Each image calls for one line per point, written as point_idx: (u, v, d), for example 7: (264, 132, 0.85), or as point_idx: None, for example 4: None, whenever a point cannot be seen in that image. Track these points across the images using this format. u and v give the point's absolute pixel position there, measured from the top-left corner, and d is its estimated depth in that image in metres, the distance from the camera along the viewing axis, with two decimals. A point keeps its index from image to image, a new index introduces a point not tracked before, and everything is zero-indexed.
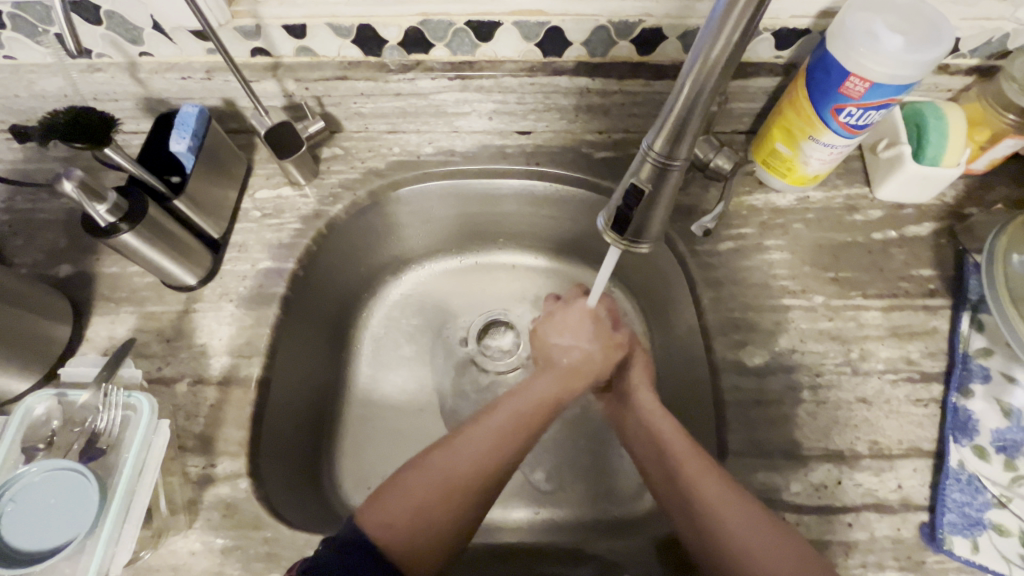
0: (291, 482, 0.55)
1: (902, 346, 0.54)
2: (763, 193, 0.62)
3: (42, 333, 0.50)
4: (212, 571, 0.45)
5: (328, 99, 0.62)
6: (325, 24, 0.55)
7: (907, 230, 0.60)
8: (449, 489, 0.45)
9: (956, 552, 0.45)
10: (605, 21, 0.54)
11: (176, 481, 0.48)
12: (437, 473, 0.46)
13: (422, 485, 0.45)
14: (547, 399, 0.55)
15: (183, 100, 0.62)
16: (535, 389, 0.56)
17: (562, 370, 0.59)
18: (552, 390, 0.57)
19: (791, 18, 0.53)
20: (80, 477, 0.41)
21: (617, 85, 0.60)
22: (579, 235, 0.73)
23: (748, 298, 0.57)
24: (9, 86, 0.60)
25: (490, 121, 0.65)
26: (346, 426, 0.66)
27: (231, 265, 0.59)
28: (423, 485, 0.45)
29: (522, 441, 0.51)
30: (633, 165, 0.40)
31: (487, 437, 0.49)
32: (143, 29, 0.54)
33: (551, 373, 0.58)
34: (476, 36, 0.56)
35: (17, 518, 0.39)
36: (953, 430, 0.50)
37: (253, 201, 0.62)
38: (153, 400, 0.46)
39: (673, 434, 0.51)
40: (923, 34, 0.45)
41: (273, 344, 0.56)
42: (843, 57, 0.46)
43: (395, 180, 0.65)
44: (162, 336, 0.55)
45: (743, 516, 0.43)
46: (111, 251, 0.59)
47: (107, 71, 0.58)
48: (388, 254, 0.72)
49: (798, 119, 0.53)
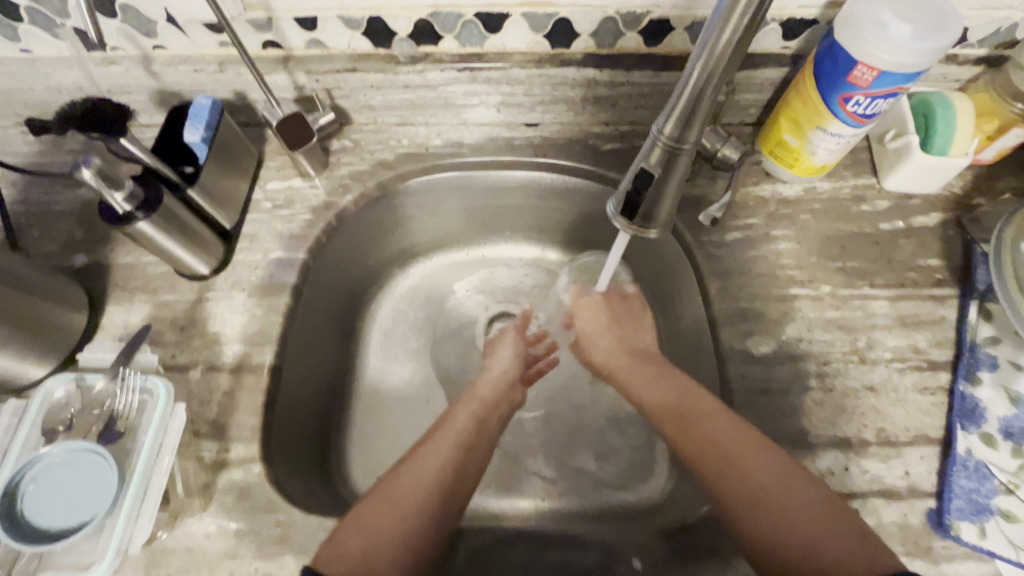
0: (302, 469, 0.56)
1: (909, 335, 0.54)
2: (770, 184, 0.63)
3: (59, 321, 0.51)
4: (226, 553, 0.46)
5: (338, 92, 0.63)
6: (337, 16, 0.55)
7: (914, 220, 0.60)
8: (412, 502, 0.45)
9: (963, 538, 0.45)
10: (613, 12, 0.55)
11: (191, 465, 0.48)
12: (408, 491, 0.46)
13: (386, 511, 0.44)
14: (477, 420, 0.55)
15: (196, 93, 0.63)
16: (469, 407, 0.57)
17: (482, 394, 0.59)
18: (472, 415, 0.56)
19: (798, 9, 0.54)
20: (99, 459, 0.42)
21: (624, 77, 0.61)
22: (586, 227, 0.73)
23: (755, 287, 0.57)
24: (25, 79, 0.61)
25: (498, 113, 0.65)
26: (355, 416, 0.67)
27: (243, 255, 0.60)
28: (385, 505, 0.44)
29: (478, 437, 0.54)
30: (642, 150, 0.41)
31: (449, 443, 0.51)
32: (157, 22, 0.55)
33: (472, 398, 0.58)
34: (485, 28, 0.57)
35: (38, 498, 0.40)
36: (961, 417, 0.50)
37: (265, 192, 0.63)
38: (168, 385, 0.47)
39: (697, 422, 0.49)
40: (930, 22, 0.45)
41: (285, 332, 0.56)
42: (850, 45, 0.47)
43: (404, 172, 0.65)
44: (176, 324, 0.55)
45: (796, 496, 0.41)
46: (125, 242, 0.60)
47: (121, 64, 0.59)
48: (396, 247, 0.73)
49: (805, 109, 0.53)
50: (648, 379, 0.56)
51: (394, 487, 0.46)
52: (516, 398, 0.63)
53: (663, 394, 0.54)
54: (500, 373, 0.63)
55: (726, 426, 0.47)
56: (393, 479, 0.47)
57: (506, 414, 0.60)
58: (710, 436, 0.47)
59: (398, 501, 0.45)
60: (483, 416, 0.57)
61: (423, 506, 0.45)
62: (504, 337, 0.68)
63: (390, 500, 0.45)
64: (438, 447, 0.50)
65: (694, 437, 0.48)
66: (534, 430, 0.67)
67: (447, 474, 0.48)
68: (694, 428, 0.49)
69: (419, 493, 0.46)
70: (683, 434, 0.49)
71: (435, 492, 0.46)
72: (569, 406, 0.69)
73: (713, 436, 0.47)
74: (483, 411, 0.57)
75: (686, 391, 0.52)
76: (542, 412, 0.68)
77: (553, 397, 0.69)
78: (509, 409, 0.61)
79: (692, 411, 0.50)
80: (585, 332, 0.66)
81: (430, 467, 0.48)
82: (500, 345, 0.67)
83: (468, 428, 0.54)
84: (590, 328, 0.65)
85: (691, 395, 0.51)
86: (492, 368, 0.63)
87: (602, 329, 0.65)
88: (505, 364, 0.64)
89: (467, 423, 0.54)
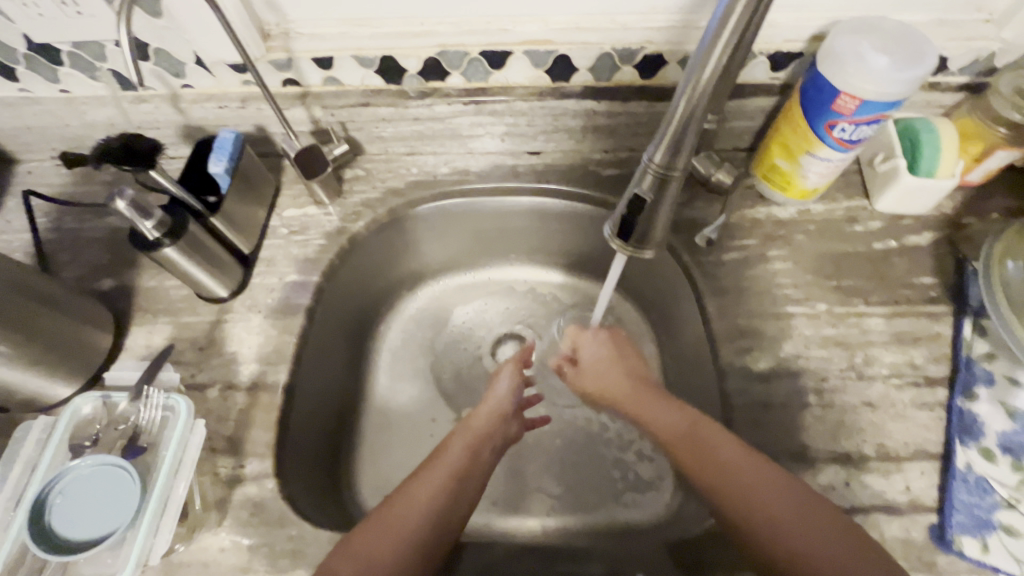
0: (313, 486, 0.57)
1: (905, 351, 0.55)
2: (764, 206, 0.65)
3: (88, 341, 0.54)
4: (240, 567, 0.47)
5: (351, 125, 0.67)
6: (351, 56, 0.59)
7: (907, 240, 0.62)
8: (404, 534, 0.46)
9: (966, 552, 0.46)
10: (609, 49, 0.59)
11: (207, 480, 0.50)
12: (400, 521, 0.47)
13: (379, 538, 0.45)
14: (468, 452, 0.56)
15: (219, 127, 0.67)
16: (462, 438, 0.57)
17: (475, 425, 0.59)
18: (466, 446, 0.56)
19: (784, 43, 0.57)
20: (123, 472, 0.44)
21: (621, 107, 0.64)
22: (588, 249, 0.75)
23: (752, 305, 0.59)
24: (63, 117, 0.66)
25: (502, 142, 0.69)
26: (363, 435, 0.68)
27: (261, 278, 0.62)
28: (380, 532, 0.46)
29: (474, 470, 0.55)
30: (636, 177, 0.43)
31: (440, 477, 0.52)
32: (186, 64, 0.60)
33: (465, 429, 0.59)
34: (489, 64, 0.61)
35: (65, 509, 0.42)
36: (959, 432, 0.51)
37: (281, 219, 0.66)
38: (189, 401, 0.50)
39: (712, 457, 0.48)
40: (907, 55, 0.48)
41: (299, 352, 0.59)
42: (833, 76, 0.49)
43: (413, 199, 0.68)
44: (196, 344, 0.58)
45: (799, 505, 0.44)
46: (150, 266, 0.63)
47: (152, 102, 0.64)
48: (405, 270, 0.76)
49: (794, 135, 0.56)
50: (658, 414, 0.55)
51: (389, 516, 0.47)
52: (511, 430, 0.63)
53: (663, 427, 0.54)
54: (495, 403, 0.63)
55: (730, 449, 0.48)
56: (390, 510, 0.48)
57: (501, 445, 0.60)
58: (716, 460, 0.48)
59: (394, 531, 0.46)
60: (475, 447, 0.57)
61: (417, 535, 0.47)
62: (503, 369, 0.67)
63: (385, 530, 0.46)
64: (430, 481, 0.51)
65: (705, 459, 0.48)
66: (539, 449, 0.68)
67: (440, 504, 0.50)
68: (704, 450, 0.49)
69: (414, 523, 0.47)
70: (693, 459, 0.49)
71: (424, 526, 0.47)
72: (572, 424, 0.70)
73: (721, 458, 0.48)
74: (477, 442, 0.57)
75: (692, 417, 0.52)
76: (547, 430, 0.70)
77: (558, 415, 0.71)
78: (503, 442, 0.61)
79: (696, 438, 0.50)
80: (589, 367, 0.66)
81: (422, 498, 0.49)
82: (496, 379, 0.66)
83: (461, 459, 0.54)
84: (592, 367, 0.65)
85: (696, 424, 0.52)
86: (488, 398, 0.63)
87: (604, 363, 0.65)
88: (501, 398, 0.63)
89: (460, 456, 0.55)
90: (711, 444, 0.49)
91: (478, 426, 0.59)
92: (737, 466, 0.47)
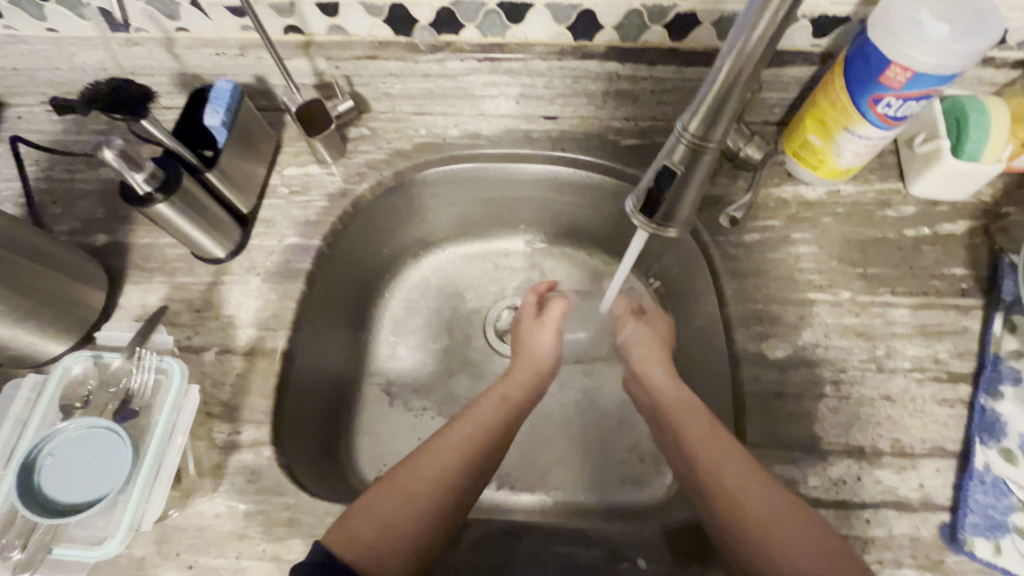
0: (310, 453, 0.56)
1: (929, 345, 0.53)
2: (791, 185, 0.61)
3: (78, 299, 0.52)
4: (235, 533, 0.46)
5: (357, 79, 0.63)
6: (359, 3, 0.55)
7: (941, 227, 0.59)
8: (419, 500, 0.45)
9: (977, 553, 0.44)
10: (638, 5, 0.54)
11: (203, 445, 0.49)
12: (416, 484, 0.46)
13: (392, 506, 0.44)
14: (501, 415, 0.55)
15: (216, 76, 0.63)
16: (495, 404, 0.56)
17: (511, 391, 0.58)
18: (499, 409, 0.55)
19: (830, 5, 0.52)
20: (114, 435, 0.42)
21: (647, 71, 0.60)
22: (602, 223, 0.72)
23: (773, 290, 0.56)
24: (52, 59, 0.62)
25: (517, 105, 0.65)
26: (362, 404, 0.67)
27: (259, 240, 0.60)
28: (393, 499, 0.44)
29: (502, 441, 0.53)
30: (666, 147, 0.40)
31: (465, 439, 0.50)
32: (181, 5, 0.55)
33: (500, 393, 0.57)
34: (507, 17, 0.56)
35: (56, 472, 0.41)
36: (980, 431, 0.49)
37: (282, 177, 0.63)
38: (183, 365, 0.48)
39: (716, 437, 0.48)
40: (969, 24, 0.44)
41: (298, 318, 0.57)
42: (884, 44, 0.45)
43: (420, 162, 0.65)
44: (192, 306, 0.56)
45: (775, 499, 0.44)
46: (144, 223, 0.61)
47: (145, 46, 0.60)
48: (410, 236, 0.73)
49: (833, 109, 0.52)
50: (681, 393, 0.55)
51: (406, 482, 0.46)
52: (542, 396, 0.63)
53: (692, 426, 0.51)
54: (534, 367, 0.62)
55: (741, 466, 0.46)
56: (409, 482, 0.46)
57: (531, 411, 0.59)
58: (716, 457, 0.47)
59: (406, 497, 0.45)
60: (508, 413, 0.56)
61: (433, 507, 0.45)
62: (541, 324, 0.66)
63: (397, 498, 0.45)
64: (453, 441, 0.50)
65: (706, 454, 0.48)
66: (540, 424, 0.67)
67: (462, 472, 0.48)
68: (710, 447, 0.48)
69: (428, 497, 0.46)
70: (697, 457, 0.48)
71: (441, 490, 0.46)
72: (576, 401, 0.69)
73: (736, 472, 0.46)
74: (510, 407, 0.56)
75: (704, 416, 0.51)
76: (548, 408, 0.68)
77: (561, 392, 0.69)
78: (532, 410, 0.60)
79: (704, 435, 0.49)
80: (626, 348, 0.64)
81: (442, 463, 0.48)
82: (532, 337, 0.65)
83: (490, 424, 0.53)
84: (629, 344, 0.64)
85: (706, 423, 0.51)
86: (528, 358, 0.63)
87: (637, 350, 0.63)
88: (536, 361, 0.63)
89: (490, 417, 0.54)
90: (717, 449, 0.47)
91: (515, 393, 0.58)
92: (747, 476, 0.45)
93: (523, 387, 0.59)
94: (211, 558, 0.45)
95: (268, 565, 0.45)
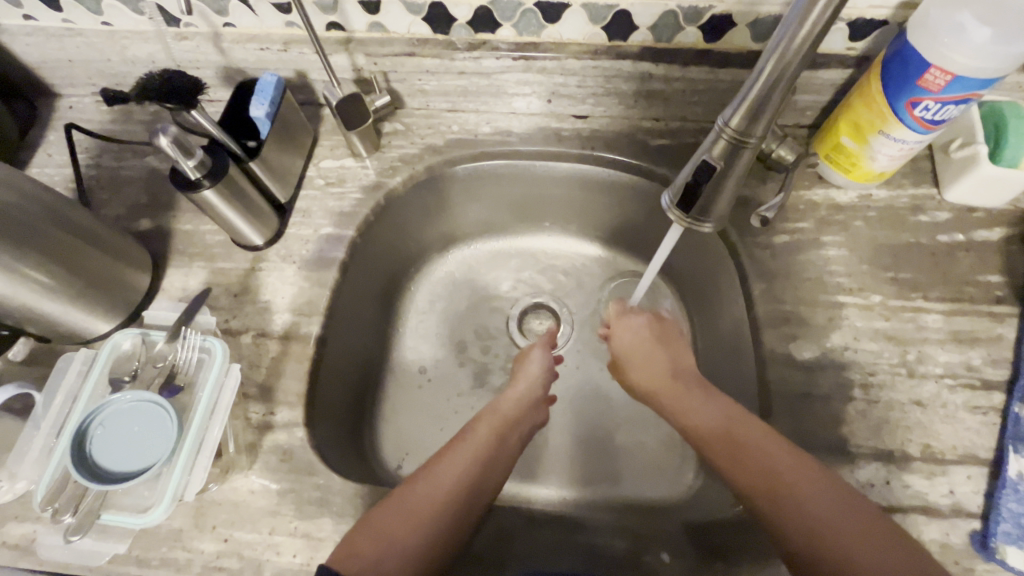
0: (339, 437, 0.58)
1: (963, 351, 0.52)
2: (822, 188, 0.61)
3: (125, 280, 0.54)
4: (268, 510, 0.48)
5: (394, 75, 0.64)
6: (399, 1, 0.56)
7: (976, 234, 0.58)
8: (419, 518, 0.45)
9: (1008, 562, 0.44)
10: (674, 6, 0.54)
11: (239, 423, 0.51)
12: (418, 503, 0.46)
13: (398, 522, 0.44)
14: (496, 436, 0.54)
15: (259, 70, 0.65)
16: (489, 423, 0.56)
17: (505, 410, 0.58)
18: (492, 430, 0.55)
19: (868, 8, 0.52)
20: (160, 410, 0.44)
21: (679, 72, 0.60)
22: (629, 223, 0.73)
23: (801, 291, 0.56)
24: (105, 51, 0.65)
25: (549, 104, 0.66)
26: (387, 393, 0.69)
27: (296, 229, 0.62)
28: (399, 518, 0.45)
29: (499, 460, 0.53)
30: (704, 143, 0.41)
31: (462, 459, 0.50)
32: (229, 1, 0.57)
33: (493, 412, 0.57)
34: (544, 17, 0.57)
35: (105, 441, 0.43)
36: (1013, 439, 0.48)
37: (319, 169, 0.65)
38: (225, 345, 0.50)
39: (748, 443, 0.46)
40: (1019, 28, 0.43)
41: (331, 305, 0.58)
42: (925, 47, 0.45)
43: (452, 158, 0.66)
44: (230, 290, 0.58)
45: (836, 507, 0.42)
46: (187, 209, 0.63)
47: (194, 40, 0.62)
48: (437, 231, 0.74)
49: (868, 112, 0.52)
50: (701, 402, 0.52)
51: (409, 499, 0.46)
52: (539, 418, 0.61)
53: (713, 423, 0.50)
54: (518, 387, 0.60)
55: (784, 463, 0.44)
56: (406, 492, 0.47)
57: (528, 432, 0.59)
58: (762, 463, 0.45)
59: (411, 516, 0.45)
60: (503, 432, 0.56)
61: (435, 528, 0.45)
62: (533, 350, 0.65)
63: (403, 516, 0.45)
64: (451, 463, 0.50)
65: (750, 465, 0.45)
66: (561, 420, 0.68)
67: (461, 494, 0.48)
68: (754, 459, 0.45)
69: (430, 517, 0.45)
70: (744, 468, 0.46)
71: (441, 510, 0.46)
72: (595, 399, 0.69)
73: (773, 466, 0.44)
74: (505, 427, 0.56)
75: (738, 416, 0.49)
76: (569, 404, 0.69)
77: (582, 389, 0.70)
78: (529, 430, 0.59)
79: (748, 438, 0.47)
80: (624, 351, 0.63)
81: (442, 484, 0.48)
82: (528, 359, 0.64)
83: (487, 443, 0.53)
84: (628, 344, 0.63)
85: (744, 424, 0.48)
86: (521, 380, 0.62)
87: (639, 348, 0.62)
88: (532, 382, 0.62)
89: (485, 439, 0.54)
90: (758, 457, 0.45)
91: (506, 411, 0.58)
92: (789, 476, 0.44)
93: (514, 405, 0.59)
94: (246, 532, 0.47)
95: (299, 542, 0.47)
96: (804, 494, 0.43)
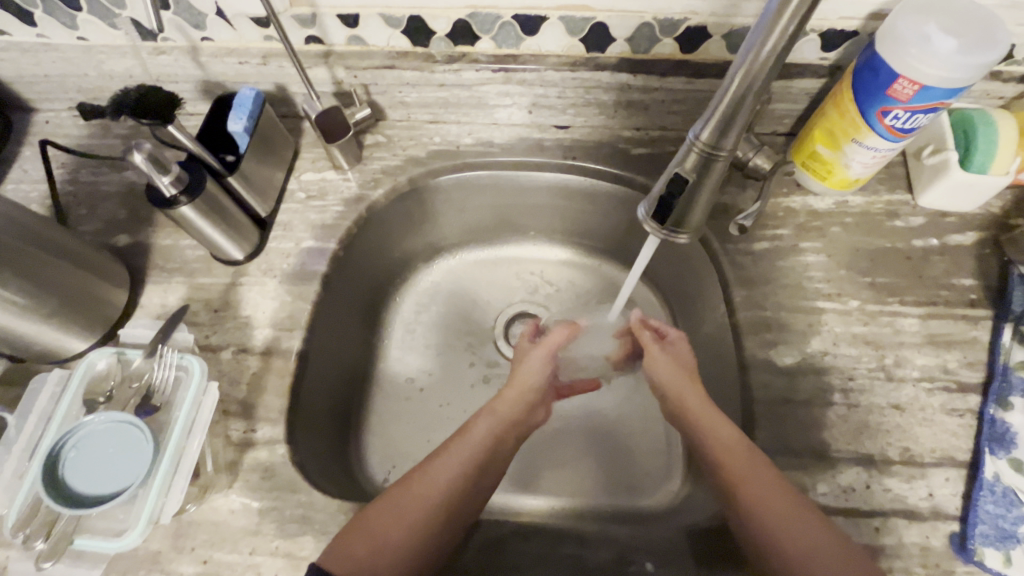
0: (323, 453, 0.57)
1: (939, 354, 0.53)
2: (800, 195, 0.62)
3: (102, 297, 0.54)
4: (249, 529, 0.47)
5: (375, 88, 0.64)
6: (378, 15, 0.57)
7: (949, 238, 0.59)
8: (412, 517, 0.45)
9: (987, 563, 0.44)
10: (650, 18, 0.55)
11: (219, 441, 0.50)
12: (411, 502, 0.46)
13: (391, 521, 0.44)
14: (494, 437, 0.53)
15: (238, 83, 0.65)
16: (489, 422, 0.55)
17: (505, 410, 0.56)
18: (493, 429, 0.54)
19: (839, 20, 0.53)
20: (135, 430, 0.43)
21: (657, 82, 0.61)
22: (612, 231, 0.73)
23: (781, 297, 0.57)
24: (81, 66, 0.64)
25: (530, 115, 0.66)
26: (372, 406, 0.68)
27: (277, 242, 0.61)
28: (391, 516, 0.44)
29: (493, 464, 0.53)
30: (678, 155, 0.41)
31: (461, 458, 0.50)
32: (207, 15, 0.57)
33: (494, 413, 0.56)
34: (522, 30, 0.57)
35: (79, 463, 0.42)
36: (990, 441, 0.49)
37: (300, 182, 0.65)
38: (203, 362, 0.49)
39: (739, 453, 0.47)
40: (977, 39, 0.45)
41: (313, 319, 0.58)
42: (892, 58, 0.46)
43: (434, 169, 0.66)
44: (210, 306, 0.57)
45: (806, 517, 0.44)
46: (166, 224, 0.62)
47: (171, 54, 0.62)
48: (422, 242, 0.74)
49: (841, 121, 0.53)
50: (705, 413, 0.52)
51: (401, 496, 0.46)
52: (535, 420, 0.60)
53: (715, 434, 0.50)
54: (524, 385, 0.59)
55: (769, 478, 0.45)
56: (401, 491, 0.47)
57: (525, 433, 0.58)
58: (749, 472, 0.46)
59: (403, 514, 0.45)
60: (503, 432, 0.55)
61: (425, 529, 0.45)
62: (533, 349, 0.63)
63: (396, 513, 0.45)
64: (451, 461, 0.50)
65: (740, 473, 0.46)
66: (549, 430, 0.68)
67: (454, 495, 0.48)
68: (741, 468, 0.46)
69: (423, 516, 0.45)
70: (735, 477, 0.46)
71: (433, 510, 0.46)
72: (583, 407, 0.69)
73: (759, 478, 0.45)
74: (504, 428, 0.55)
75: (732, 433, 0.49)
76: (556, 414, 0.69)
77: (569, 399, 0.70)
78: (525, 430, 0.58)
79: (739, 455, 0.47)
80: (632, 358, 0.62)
81: (438, 483, 0.48)
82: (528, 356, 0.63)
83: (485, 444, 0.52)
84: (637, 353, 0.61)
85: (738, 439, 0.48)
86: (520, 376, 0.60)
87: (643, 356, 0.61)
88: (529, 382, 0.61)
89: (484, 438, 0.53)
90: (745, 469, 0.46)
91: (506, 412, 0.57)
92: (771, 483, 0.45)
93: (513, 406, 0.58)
94: (225, 553, 0.46)
95: (281, 562, 0.46)
96: (782, 499, 0.44)
